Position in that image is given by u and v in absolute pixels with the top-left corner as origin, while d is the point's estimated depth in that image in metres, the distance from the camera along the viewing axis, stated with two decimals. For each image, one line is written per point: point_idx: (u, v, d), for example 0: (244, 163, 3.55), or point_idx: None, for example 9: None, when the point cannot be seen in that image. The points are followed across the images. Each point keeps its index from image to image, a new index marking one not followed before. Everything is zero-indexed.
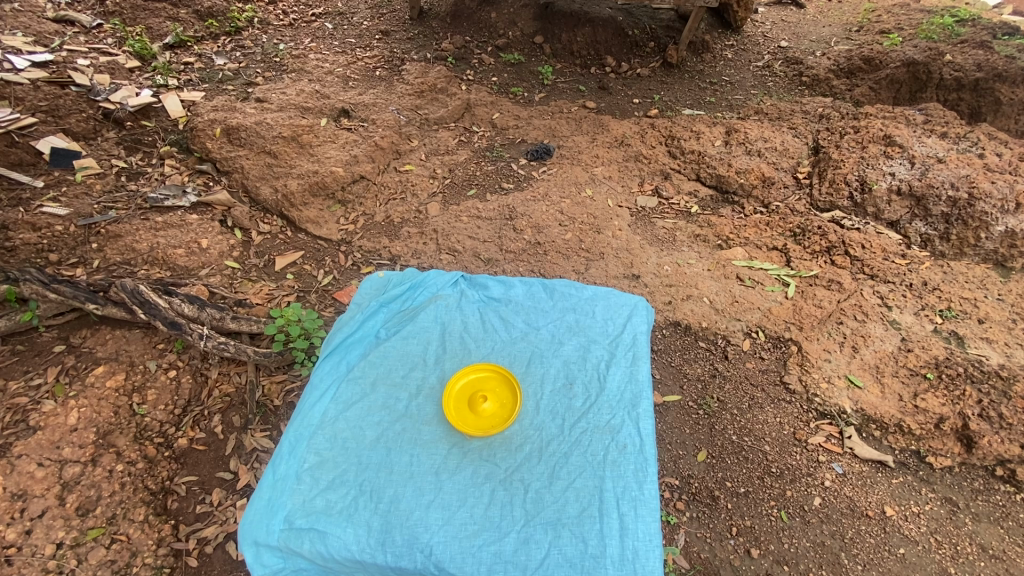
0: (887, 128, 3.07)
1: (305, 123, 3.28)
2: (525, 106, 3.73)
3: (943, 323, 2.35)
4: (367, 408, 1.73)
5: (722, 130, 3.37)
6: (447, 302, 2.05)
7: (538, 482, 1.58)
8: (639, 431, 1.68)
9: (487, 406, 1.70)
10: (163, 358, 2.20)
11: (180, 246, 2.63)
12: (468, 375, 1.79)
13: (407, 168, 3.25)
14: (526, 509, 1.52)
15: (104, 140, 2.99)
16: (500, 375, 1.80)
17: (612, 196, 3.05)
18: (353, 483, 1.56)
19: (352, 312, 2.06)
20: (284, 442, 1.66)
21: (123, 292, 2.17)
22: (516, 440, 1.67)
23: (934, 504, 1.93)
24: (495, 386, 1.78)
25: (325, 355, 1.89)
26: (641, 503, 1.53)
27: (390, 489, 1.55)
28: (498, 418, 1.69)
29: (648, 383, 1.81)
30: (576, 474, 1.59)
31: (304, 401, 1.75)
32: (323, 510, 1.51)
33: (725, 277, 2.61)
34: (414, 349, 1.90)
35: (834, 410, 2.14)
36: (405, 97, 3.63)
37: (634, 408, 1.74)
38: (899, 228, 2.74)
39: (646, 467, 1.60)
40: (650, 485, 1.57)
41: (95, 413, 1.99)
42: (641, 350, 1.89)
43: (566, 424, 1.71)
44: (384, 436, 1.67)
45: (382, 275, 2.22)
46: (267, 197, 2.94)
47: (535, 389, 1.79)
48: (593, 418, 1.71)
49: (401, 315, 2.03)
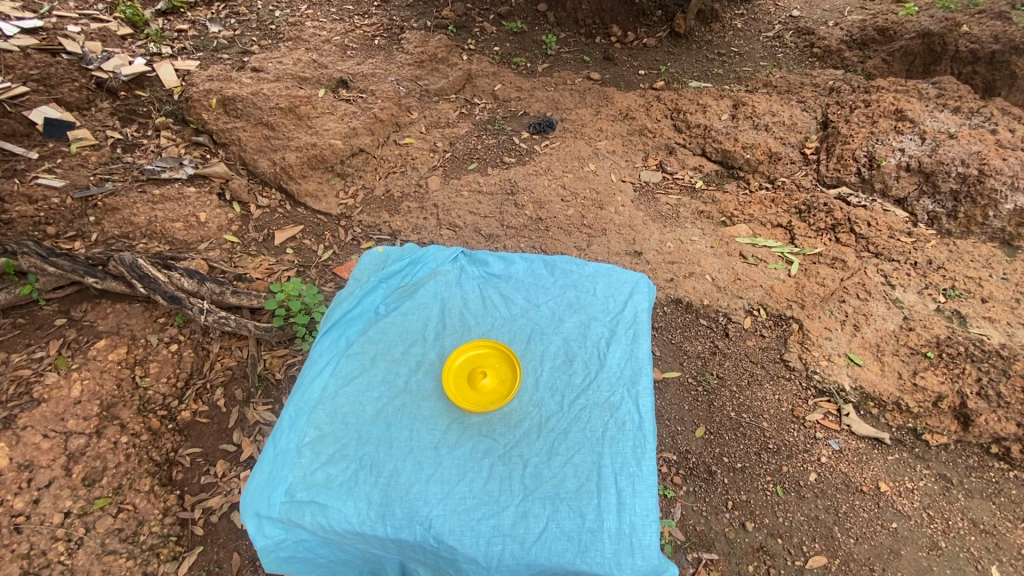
0: (898, 102, 2.98)
1: (303, 93, 3.20)
2: (527, 77, 3.64)
3: (946, 302, 2.34)
4: (367, 383, 1.74)
5: (729, 103, 3.28)
6: (447, 278, 2.04)
7: (537, 457, 1.59)
8: (638, 408, 1.70)
9: (486, 380, 1.71)
10: (165, 332, 2.20)
11: (178, 220, 2.62)
12: (467, 350, 1.79)
13: (407, 140, 3.19)
14: (525, 484, 1.54)
15: (98, 110, 2.94)
16: (499, 351, 1.79)
17: (615, 170, 3.01)
18: (353, 458, 1.58)
19: (351, 287, 2.06)
20: (284, 416, 1.67)
21: (122, 265, 2.15)
22: (516, 416, 1.68)
23: (928, 480, 1.96)
24: (494, 361, 1.78)
25: (325, 331, 1.90)
26: (638, 479, 1.55)
27: (390, 463, 1.57)
28: (497, 393, 1.70)
29: (648, 361, 1.82)
30: (575, 450, 1.61)
31: (304, 376, 1.76)
32: (323, 483, 1.53)
33: (728, 254, 2.58)
34: (414, 324, 1.90)
35: (833, 388, 2.14)
36: (405, 67, 3.52)
37: (633, 385, 1.75)
38: (906, 206, 2.70)
39: (644, 444, 1.62)
40: (648, 461, 1.59)
41: (98, 385, 2.00)
42: (642, 328, 1.90)
43: (565, 401, 1.71)
44: (383, 411, 1.68)
45: (381, 251, 2.20)
46: (266, 170, 2.90)
47: (534, 365, 1.80)
48: (593, 394, 1.72)
49: (401, 290, 2.02)
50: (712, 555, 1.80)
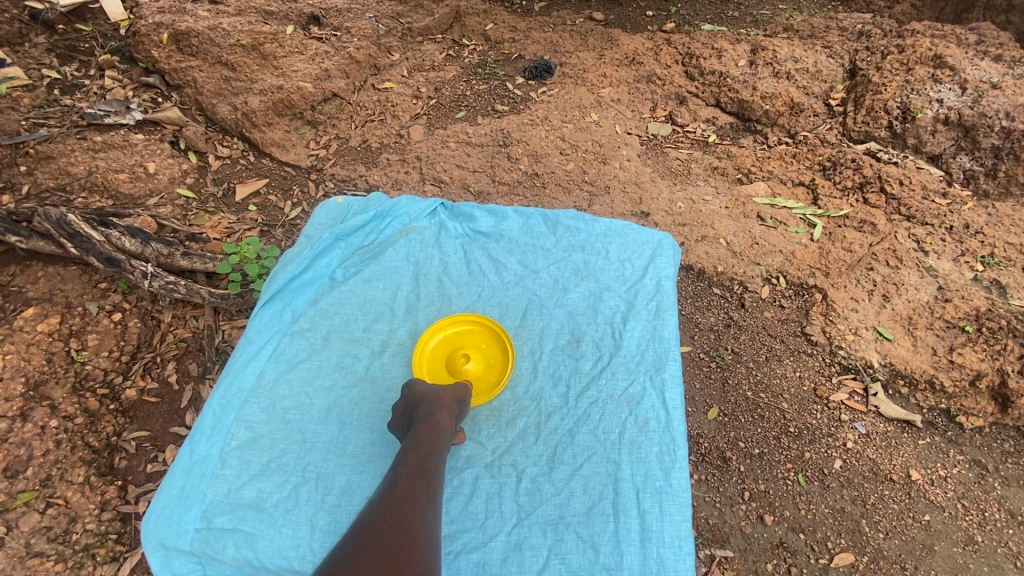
0: (937, 47, 2.66)
1: (267, 29, 2.81)
2: (522, 17, 3.25)
3: (984, 271, 2.11)
4: (315, 370, 1.73)
5: (747, 48, 2.95)
6: (422, 237, 1.96)
7: (536, 468, 1.61)
8: (664, 404, 1.68)
9: (469, 363, 1.68)
10: (106, 299, 1.92)
11: (122, 170, 2.29)
12: (446, 326, 1.76)
13: (386, 85, 2.84)
14: (520, 505, 1.56)
15: (32, 46, 2.54)
16: (486, 332, 1.77)
17: (620, 122, 2.69)
18: (293, 471, 1.59)
19: (302, 244, 1.92)
20: (208, 413, 1.62)
21: (47, 222, 1.85)
22: (509, 415, 1.69)
23: (962, 467, 1.77)
24: (479, 341, 1.76)
25: (265, 301, 1.80)
26: (668, 499, 1.55)
27: (341, 477, 1.59)
28: (478, 375, 1.71)
29: (675, 341, 1.79)
30: (584, 461, 1.61)
31: (236, 359, 1.71)
32: (253, 503, 1.53)
33: (744, 216, 2.32)
34: (378, 296, 1.87)
35: (859, 364, 1.93)
36: (385, 2, 3.11)
37: (657, 374, 1.72)
38: (941, 163, 2.44)
39: (675, 452, 1.60)
40: (678, 477, 1.57)
41: (25, 360, 1.73)
42: (666, 302, 1.85)
43: (570, 395, 1.71)
44: (333, 408, 1.68)
45: (340, 200, 2.01)
46: (225, 116, 2.56)
47: (538, 351, 1.79)
48: (607, 387, 1.72)
49: (364, 252, 1.94)
50: (725, 552, 1.63)
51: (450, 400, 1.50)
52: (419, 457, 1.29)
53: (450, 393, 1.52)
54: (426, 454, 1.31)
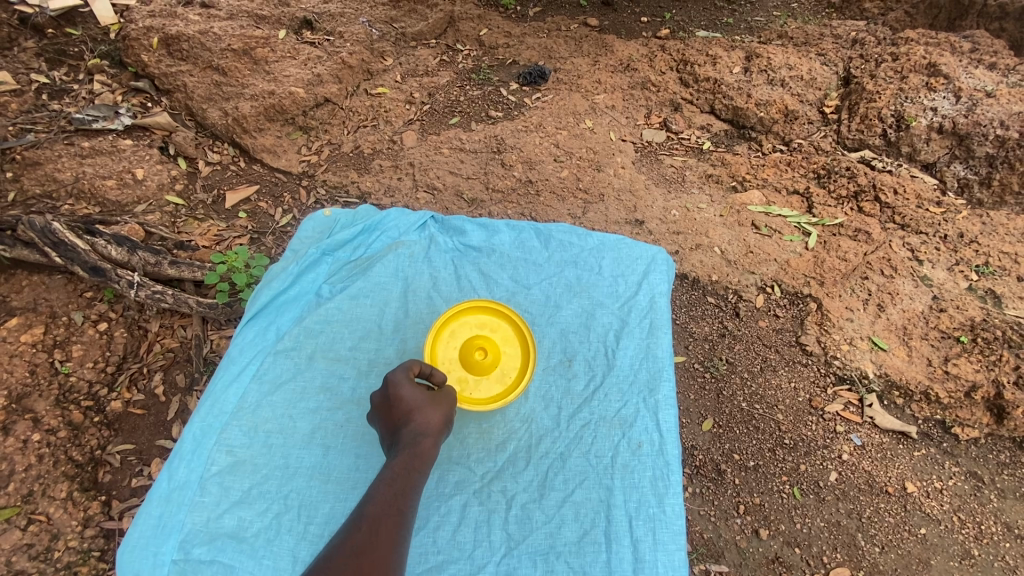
0: (931, 55, 2.66)
1: (259, 33, 2.78)
2: (517, 22, 3.23)
3: (979, 280, 2.11)
4: (300, 392, 1.71)
5: (742, 55, 2.94)
6: (411, 251, 1.95)
7: (527, 494, 1.60)
8: (658, 425, 1.68)
9: (483, 357, 1.67)
10: (91, 308, 1.88)
11: (110, 176, 2.25)
12: (492, 310, 1.75)
13: (379, 91, 2.81)
14: (511, 534, 1.55)
15: (21, 50, 2.50)
16: (523, 341, 1.73)
17: (615, 128, 2.68)
18: (275, 498, 1.57)
19: (289, 258, 1.90)
20: (188, 438, 1.60)
21: (32, 230, 1.80)
22: (500, 439, 1.68)
23: (958, 479, 1.76)
24: (509, 345, 1.74)
25: (249, 319, 1.78)
26: (662, 527, 1.54)
27: (326, 505, 1.57)
28: (483, 375, 1.69)
29: (669, 362, 1.78)
30: (575, 486, 1.61)
31: (217, 381, 1.68)
32: (233, 533, 1.51)
33: (739, 224, 2.31)
34: (364, 313, 1.84)
35: (854, 375, 1.92)
36: (378, 6, 3.09)
37: (651, 396, 1.72)
38: (935, 171, 2.45)
39: (668, 476, 1.61)
40: (672, 504, 1.57)
41: (8, 372, 1.70)
42: (660, 321, 1.86)
43: (562, 417, 1.71)
44: (317, 432, 1.66)
45: (328, 212, 1.99)
46: (216, 121, 2.52)
47: (530, 372, 1.78)
48: (599, 408, 1.71)
49: (351, 266, 1.92)
50: (720, 567, 1.62)
51: (437, 423, 1.43)
52: (395, 496, 1.23)
53: (439, 414, 1.45)
54: (403, 491, 1.25)
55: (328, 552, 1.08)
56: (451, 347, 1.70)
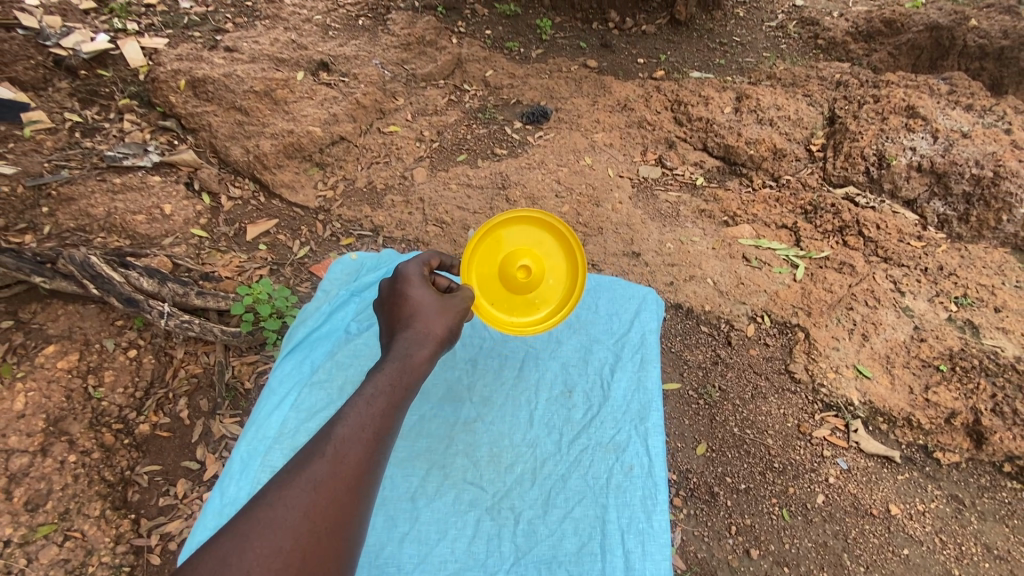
0: (910, 98, 2.83)
1: (279, 76, 2.96)
2: (520, 64, 3.43)
3: (958, 311, 2.22)
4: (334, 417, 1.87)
5: (732, 96, 3.12)
6: None
7: (532, 511, 1.74)
8: (648, 450, 1.83)
9: (528, 274, 1.76)
10: (122, 336, 2.01)
11: (140, 212, 2.42)
12: (555, 233, 1.85)
13: (391, 129, 2.99)
14: (517, 545, 1.68)
15: (55, 91, 2.69)
16: (570, 280, 1.86)
17: (613, 165, 2.84)
18: None
19: (321, 298, 2.10)
20: (235, 458, 1.73)
21: (72, 264, 1.95)
22: (508, 461, 1.83)
23: (940, 502, 1.86)
24: (556, 276, 1.85)
25: (287, 352, 1.95)
26: (650, 539, 1.66)
27: None
28: (519, 292, 1.79)
29: (657, 393, 1.97)
30: (574, 503, 1.75)
31: (260, 407, 1.84)
32: None
33: (730, 256, 2.44)
34: None
35: (840, 402, 2.03)
36: (390, 49, 3.30)
37: (642, 423, 1.89)
38: (915, 208, 2.58)
39: (656, 494, 1.74)
40: (659, 518, 1.70)
41: (45, 397, 1.82)
42: (650, 355, 2.07)
43: (564, 441, 1.87)
44: None
45: (355, 256, 2.22)
46: (238, 158, 2.69)
47: (535, 401, 1.96)
48: (597, 434, 1.88)
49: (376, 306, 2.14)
50: None
51: (430, 340, 1.43)
52: (376, 418, 1.22)
53: (433, 332, 1.44)
54: (384, 415, 1.24)
55: (298, 471, 1.10)
56: (498, 250, 1.80)
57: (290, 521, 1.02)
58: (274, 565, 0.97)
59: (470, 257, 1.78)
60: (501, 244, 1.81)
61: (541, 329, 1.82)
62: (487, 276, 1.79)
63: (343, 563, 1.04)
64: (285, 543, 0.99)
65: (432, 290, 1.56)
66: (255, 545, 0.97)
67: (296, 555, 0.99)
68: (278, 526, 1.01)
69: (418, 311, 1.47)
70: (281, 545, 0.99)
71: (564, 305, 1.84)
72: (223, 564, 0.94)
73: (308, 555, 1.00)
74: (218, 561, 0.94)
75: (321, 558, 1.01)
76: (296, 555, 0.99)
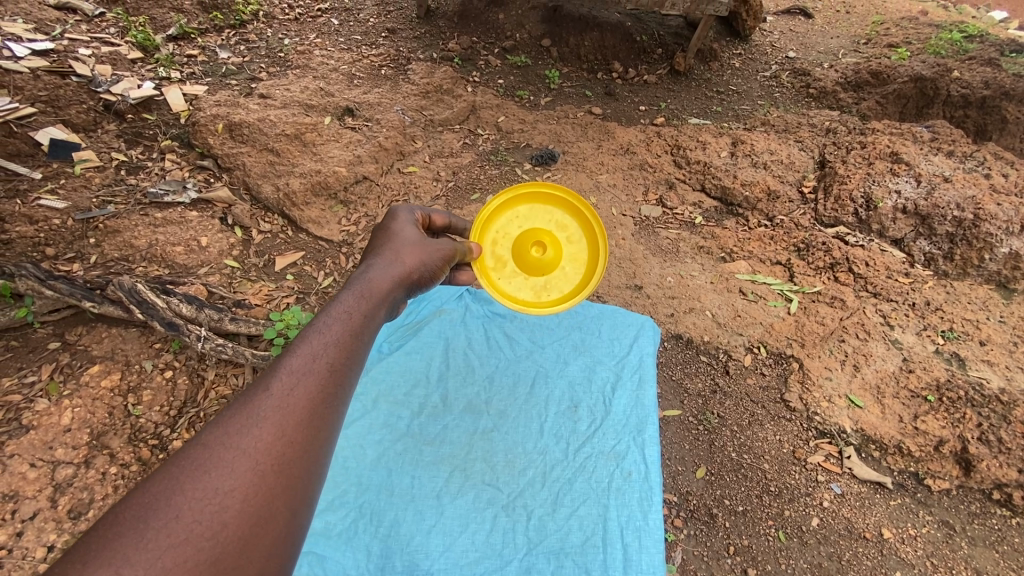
0: (894, 145, 3.03)
1: (308, 120, 3.23)
2: (530, 110, 3.69)
3: (945, 344, 2.34)
4: (368, 426, 2.05)
5: (728, 141, 3.35)
6: (451, 317, 2.41)
7: (542, 509, 1.88)
8: (644, 458, 1.98)
9: (541, 254, 1.69)
10: (160, 358, 2.17)
11: (179, 244, 2.60)
12: (579, 216, 1.74)
13: (410, 169, 3.21)
14: (529, 537, 1.81)
15: (103, 132, 2.93)
16: (587, 271, 1.75)
17: (616, 205, 3.04)
18: (352, 506, 1.85)
19: None
20: None
21: (120, 290, 2.14)
22: (520, 465, 1.98)
23: (931, 527, 1.94)
24: (573, 264, 1.75)
25: None
26: (646, 534, 1.80)
27: (391, 513, 1.85)
28: (528, 273, 1.72)
29: (654, 408, 2.12)
30: (580, 503, 1.89)
31: None
32: (322, 533, 1.79)
33: (728, 290, 2.59)
34: (416, 364, 2.24)
35: (834, 429, 2.13)
36: (410, 97, 3.57)
37: (639, 434, 2.05)
38: (902, 246, 2.73)
39: (651, 496, 1.89)
40: (653, 516, 1.84)
41: (90, 413, 1.98)
42: (647, 373, 2.22)
43: (570, 449, 2.02)
44: (383, 457, 1.98)
45: None
46: (269, 195, 2.90)
47: (545, 413, 2.12)
48: (599, 444, 2.03)
49: (404, 329, 2.36)
50: None
51: (394, 274, 1.32)
52: (331, 348, 1.06)
53: (398, 267, 1.33)
54: (342, 345, 1.08)
55: (239, 407, 0.92)
56: (515, 224, 1.73)
57: (230, 459, 0.84)
58: (212, 507, 0.79)
59: (485, 224, 1.71)
60: (519, 218, 1.73)
61: (546, 311, 1.75)
62: (498, 248, 1.73)
63: (296, 506, 0.88)
64: (225, 483, 0.82)
65: (407, 228, 1.48)
66: (188, 488, 0.80)
67: (238, 497, 0.82)
68: (216, 464, 0.83)
69: (388, 247, 1.38)
70: (221, 485, 0.81)
71: (574, 295, 1.74)
72: (147, 512, 0.76)
73: (253, 497, 0.83)
74: (141, 508, 0.76)
75: (269, 500, 0.85)
76: (238, 497, 0.82)
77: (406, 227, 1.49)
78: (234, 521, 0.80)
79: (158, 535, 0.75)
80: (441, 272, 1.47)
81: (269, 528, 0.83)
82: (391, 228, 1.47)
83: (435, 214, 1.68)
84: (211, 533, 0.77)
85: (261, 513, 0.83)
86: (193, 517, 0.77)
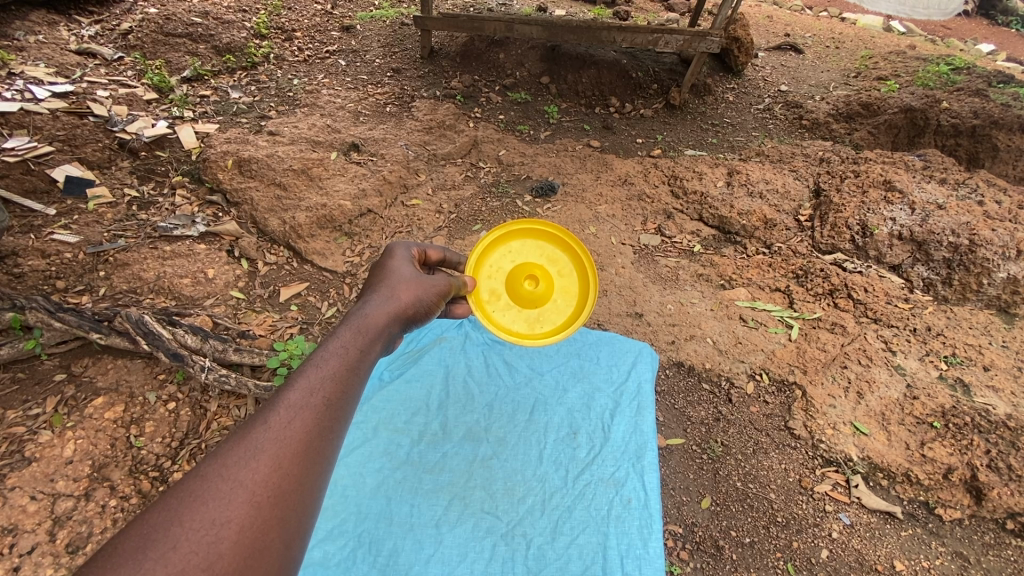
0: (887, 174, 3.10)
1: (315, 156, 3.33)
2: (530, 144, 3.80)
3: (948, 369, 2.33)
4: (368, 454, 2.04)
5: (724, 171, 3.42)
6: (451, 345, 2.42)
7: (542, 537, 1.85)
8: (643, 486, 1.97)
9: (534, 287, 1.73)
10: (163, 389, 2.19)
11: (186, 276, 2.64)
12: (570, 251, 1.79)
13: (414, 202, 3.27)
14: (528, 565, 1.78)
15: (117, 169, 3.02)
16: (579, 303, 1.77)
17: (616, 234, 3.08)
18: (350, 535, 1.83)
19: None
20: None
21: (127, 321, 2.19)
22: (520, 492, 1.96)
23: (945, 558, 1.90)
24: (565, 296, 1.78)
25: None
26: (646, 562, 1.77)
27: (390, 542, 1.82)
28: (521, 304, 1.74)
29: (652, 434, 2.12)
30: (579, 532, 1.86)
31: None
32: (320, 562, 1.77)
33: (728, 317, 2.60)
34: (416, 393, 2.25)
35: (840, 458, 2.11)
36: (414, 133, 3.70)
37: (638, 461, 2.03)
38: (901, 272, 2.75)
39: (650, 525, 1.86)
40: (654, 543, 1.82)
41: (92, 444, 1.99)
42: (645, 400, 2.22)
43: (570, 476, 2.01)
44: (382, 485, 1.97)
45: None
46: (275, 228, 2.96)
47: (544, 440, 2.11)
48: (598, 471, 2.02)
49: (405, 356, 2.38)
50: None
51: (390, 310, 1.33)
52: (327, 382, 1.06)
53: (394, 302, 1.35)
54: (339, 378, 1.08)
55: (235, 440, 0.90)
56: (508, 258, 1.77)
57: (228, 490, 0.83)
58: (208, 538, 0.78)
59: (478, 259, 1.75)
60: (512, 253, 1.77)
61: (538, 342, 1.76)
62: (492, 282, 1.76)
63: (290, 539, 0.86)
64: (222, 513, 0.81)
65: (403, 265, 1.51)
66: (186, 519, 0.78)
67: (234, 528, 0.81)
68: (214, 495, 0.82)
69: (386, 282, 1.42)
70: (217, 516, 0.80)
71: (568, 327, 1.76)
72: (143, 542, 0.75)
73: (249, 528, 0.82)
74: (138, 539, 0.75)
75: (263, 532, 0.84)
76: (235, 528, 0.81)
77: (403, 263, 1.52)
78: (230, 552, 0.78)
79: (154, 565, 0.73)
80: (435, 308, 1.50)
81: (262, 561, 0.82)
82: (387, 266, 1.49)
83: (430, 249, 1.71)
84: (206, 564, 0.76)
85: (257, 545, 0.82)
86: (190, 548, 0.76)
